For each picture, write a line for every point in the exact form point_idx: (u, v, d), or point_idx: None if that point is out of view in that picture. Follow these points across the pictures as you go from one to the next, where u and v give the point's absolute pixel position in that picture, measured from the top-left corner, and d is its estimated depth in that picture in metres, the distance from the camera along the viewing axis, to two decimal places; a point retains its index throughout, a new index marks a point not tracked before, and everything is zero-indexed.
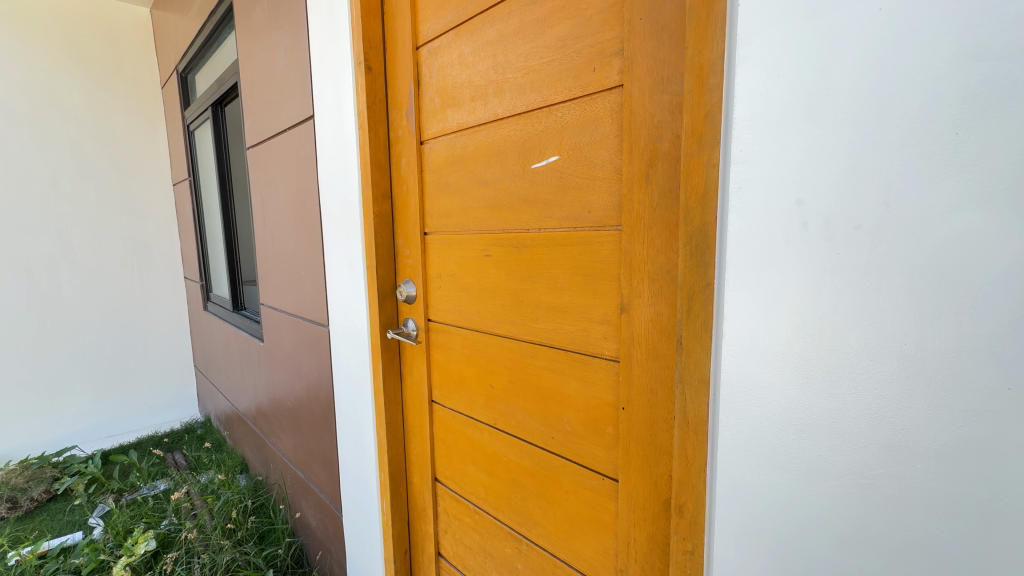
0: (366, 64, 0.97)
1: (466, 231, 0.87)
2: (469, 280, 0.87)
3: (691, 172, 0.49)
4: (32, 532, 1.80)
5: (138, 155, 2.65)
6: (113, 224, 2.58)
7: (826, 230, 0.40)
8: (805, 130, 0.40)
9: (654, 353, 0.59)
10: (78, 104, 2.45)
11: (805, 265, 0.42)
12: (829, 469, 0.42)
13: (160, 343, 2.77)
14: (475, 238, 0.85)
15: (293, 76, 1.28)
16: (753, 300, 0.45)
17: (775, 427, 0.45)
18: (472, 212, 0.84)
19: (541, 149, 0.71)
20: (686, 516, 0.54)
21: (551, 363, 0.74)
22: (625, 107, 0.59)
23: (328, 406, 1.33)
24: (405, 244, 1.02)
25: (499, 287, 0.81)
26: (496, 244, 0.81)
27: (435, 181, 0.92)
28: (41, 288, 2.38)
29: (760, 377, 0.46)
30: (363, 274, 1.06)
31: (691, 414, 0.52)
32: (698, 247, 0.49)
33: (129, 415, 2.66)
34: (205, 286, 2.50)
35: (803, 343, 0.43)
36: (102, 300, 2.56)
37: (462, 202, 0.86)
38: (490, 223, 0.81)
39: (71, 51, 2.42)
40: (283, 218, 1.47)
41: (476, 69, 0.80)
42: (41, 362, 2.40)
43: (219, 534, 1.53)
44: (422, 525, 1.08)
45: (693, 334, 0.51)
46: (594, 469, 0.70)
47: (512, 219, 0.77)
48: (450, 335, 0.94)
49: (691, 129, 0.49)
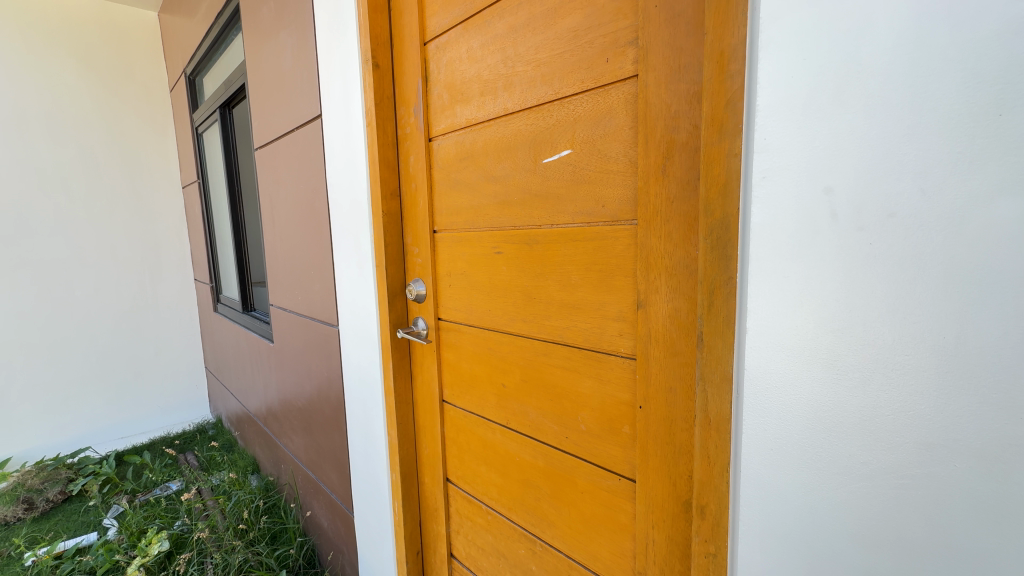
0: (374, 61, 0.96)
1: (475, 229, 0.86)
2: (480, 277, 0.86)
3: (711, 162, 0.48)
4: (48, 533, 1.82)
5: (148, 158, 2.67)
6: (124, 226, 2.60)
7: (855, 219, 0.39)
8: (832, 118, 0.39)
9: (672, 350, 0.57)
10: (88, 108, 2.48)
11: (834, 256, 0.40)
12: (861, 470, 0.40)
13: (171, 345, 2.79)
14: (485, 236, 0.83)
15: (301, 76, 1.28)
16: (776, 295, 0.44)
17: (801, 426, 0.44)
18: (482, 211, 0.83)
19: (553, 143, 0.69)
20: (708, 517, 0.52)
21: (565, 361, 0.72)
22: (640, 98, 0.57)
23: (338, 405, 1.32)
24: (414, 243, 1.01)
25: (510, 284, 0.80)
26: (506, 242, 0.80)
27: (444, 180, 0.91)
28: (55, 291, 2.41)
29: (786, 374, 0.44)
30: (372, 273, 1.05)
31: (712, 412, 0.51)
32: (719, 240, 0.48)
33: (141, 417, 2.68)
34: (214, 287, 2.50)
35: (832, 338, 0.41)
36: (114, 303, 2.58)
37: (473, 200, 0.85)
38: (500, 220, 0.80)
39: (80, 56, 2.45)
40: (291, 218, 1.47)
41: (485, 64, 0.79)
42: (54, 365, 2.43)
43: (231, 534, 1.54)
44: (434, 526, 1.08)
45: (715, 329, 0.49)
46: (610, 468, 0.68)
47: (524, 216, 0.76)
48: (461, 333, 0.93)
49: (711, 118, 0.47)
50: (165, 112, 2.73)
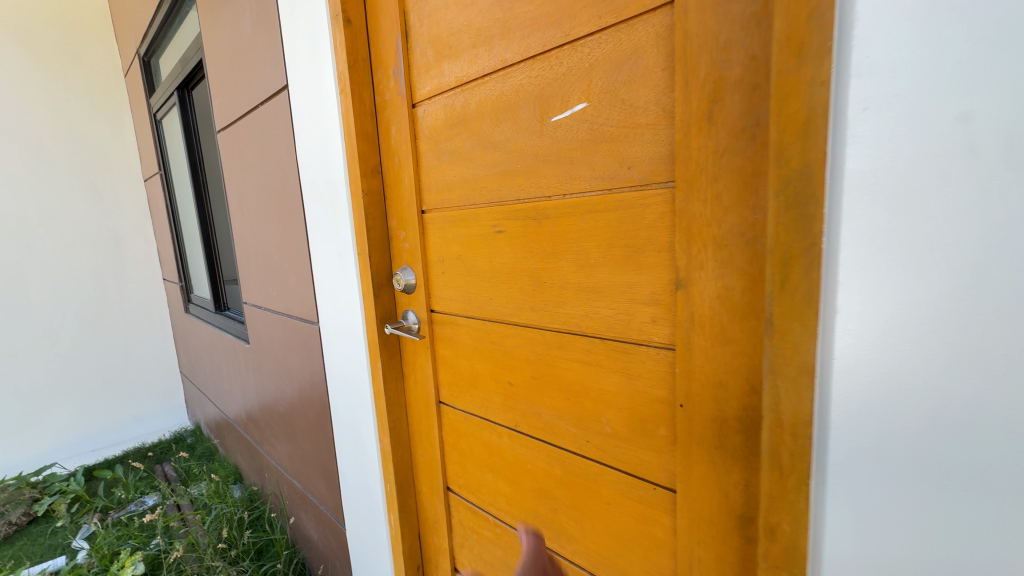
0: (345, 17, 0.83)
1: (471, 206, 0.74)
2: (478, 261, 0.75)
3: (786, 95, 0.37)
4: (11, 560, 1.68)
5: (104, 150, 2.47)
6: (82, 224, 2.41)
7: (1008, 151, 0.28)
8: (975, 15, 0.28)
9: (723, 337, 0.47)
10: (33, 95, 2.27)
11: (974, 206, 0.30)
12: (1007, 488, 0.30)
13: (141, 350, 2.62)
14: (484, 212, 0.72)
15: (262, 43, 1.13)
16: (881, 261, 0.34)
17: (918, 431, 0.33)
18: (479, 184, 0.72)
19: (564, 97, 0.58)
20: (779, 539, 0.43)
21: (584, 354, 0.62)
22: (676, 29, 0.47)
23: (323, 410, 1.21)
24: (400, 227, 0.89)
25: (515, 268, 0.69)
26: (508, 218, 0.68)
27: (432, 151, 0.80)
28: (8, 297, 2.22)
29: (897, 364, 0.34)
30: (354, 262, 0.93)
31: (786, 414, 0.40)
32: (796, 195, 0.37)
33: (112, 428, 2.51)
34: (184, 287, 2.34)
35: (969, 315, 0.31)
36: (75, 307, 2.39)
37: (466, 171, 0.74)
38: (501, 193, 0.69)
39: (21, 39, 2.23)
40: (261, 206, 1.33)
41: (476, 9, 0.67)
42: (11, 377, 2.24)
43: (212, 553, 1.42)
44: (435, 539, 0.97)
45: (791, 311, 0.39)
46: (643, 477, 0.59)
47: (532, 186, 0.64)
48: (458, 326, 0.82)
49: (784, 39, 0.37)
50: (120, 100, 2.53)
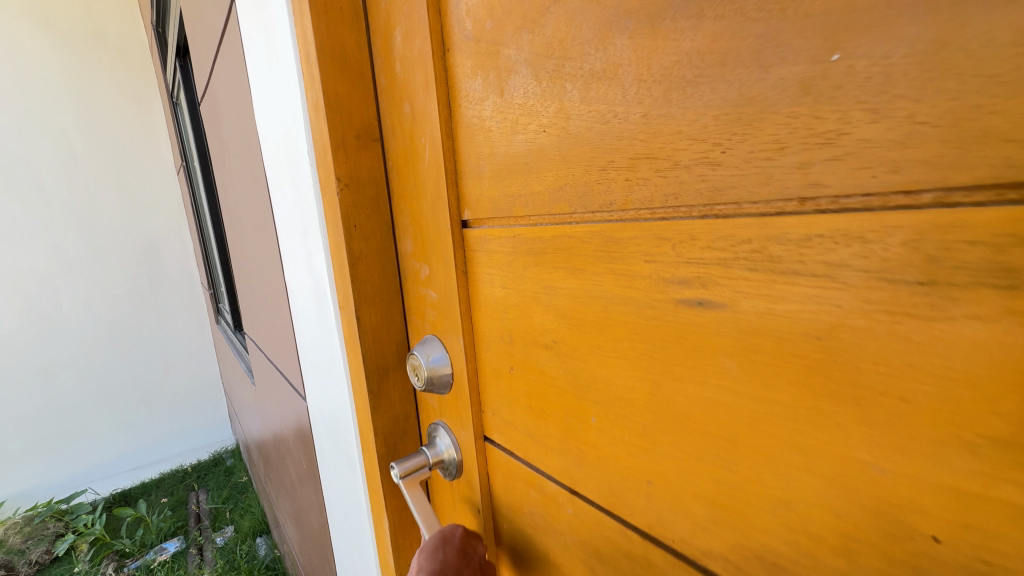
0: None
1: (597, 223, 0.26)
2: (614, 370, 0.27)
3: None
4: None
5: (132, 143, 2.18)
6: (111, 226, 2.16)
7: None
8: None
9: None
10: (54, 86, 2.03)
11: None
12: None
13: (181, 361, 2.36)
14: (643, 251, 0.24)
15: None
16: None
17: None
18: (632, 157, 0.23)
19: None
20: None
21: None
22: None
23: (323, 526, 0.78)
24: (419, 255, 0.42)
25: (770, 430, 0.20)
26: (756, 273, 0.20)
27: (481, 76, 0.32)
28: (38, 308, 2.04)
29: None
30: (334, 313, 0.48)
31: None
32: None
33: (153, 445, 2.32)
34: (213, 295, 2.04)
35: None
36: (106, 319, 2.17)
37: (587, 116, 0.25)
38: (723, 171, 0.20)
39: (41, 22, 1.98)
40: (240, 208, 0.91)
41: None
42: (46, 393, 2.09)
43: None
44: None
45: None
46: None
47: (916, 144, 0.15)
48: (546, 502, 0.34)
49: None
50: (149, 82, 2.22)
